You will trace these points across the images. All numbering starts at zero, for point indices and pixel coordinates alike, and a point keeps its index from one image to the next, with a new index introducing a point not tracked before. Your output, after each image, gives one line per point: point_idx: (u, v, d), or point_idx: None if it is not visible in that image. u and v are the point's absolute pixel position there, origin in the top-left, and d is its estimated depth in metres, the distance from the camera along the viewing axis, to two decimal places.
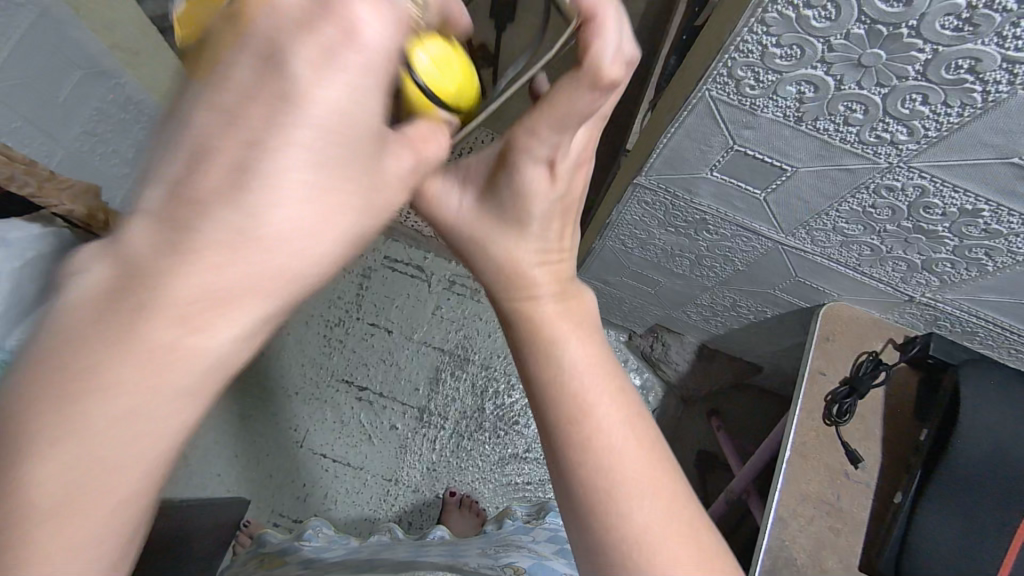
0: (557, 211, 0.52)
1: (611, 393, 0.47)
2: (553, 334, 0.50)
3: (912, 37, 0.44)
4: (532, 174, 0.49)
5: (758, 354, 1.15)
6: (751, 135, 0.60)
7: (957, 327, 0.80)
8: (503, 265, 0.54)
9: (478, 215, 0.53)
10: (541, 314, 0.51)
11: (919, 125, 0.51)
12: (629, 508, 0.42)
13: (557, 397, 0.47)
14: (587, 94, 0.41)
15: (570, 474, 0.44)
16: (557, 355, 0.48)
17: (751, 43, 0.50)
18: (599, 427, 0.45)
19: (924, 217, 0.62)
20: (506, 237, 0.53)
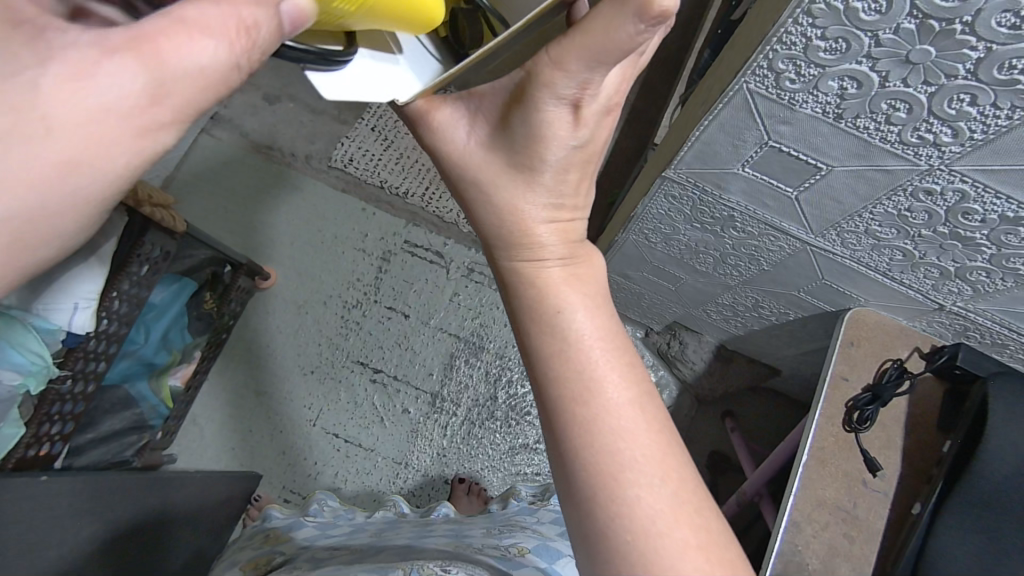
0: (577, 160, 0.51)
1: (616, 374, 0.49)
2: (560, 311, 0.51)
3: (966, 34, 0.43)
4: (555, 113, 0.47)
5: (778, 357, 1.14)
6: (787, 131, 0.59)
7: (987, 338, 0.78)
8: (510, 218, 0.54)
9: (485, 153, 0.53)
10: (547, 286, 0.52)
11: (965, 126, 0.50)
12: (634, 488, 0.45)
13: (563, 379, 0.48)
14: (632, 24, 0.39)
15: (575, 454, 0.46)
16: (564, 330, 0.50)
17: (795, 35, 0.49)
18: (607, 410, 0.47)
19: (962, 223, 0.60)
20: (514, 189, 0.53)
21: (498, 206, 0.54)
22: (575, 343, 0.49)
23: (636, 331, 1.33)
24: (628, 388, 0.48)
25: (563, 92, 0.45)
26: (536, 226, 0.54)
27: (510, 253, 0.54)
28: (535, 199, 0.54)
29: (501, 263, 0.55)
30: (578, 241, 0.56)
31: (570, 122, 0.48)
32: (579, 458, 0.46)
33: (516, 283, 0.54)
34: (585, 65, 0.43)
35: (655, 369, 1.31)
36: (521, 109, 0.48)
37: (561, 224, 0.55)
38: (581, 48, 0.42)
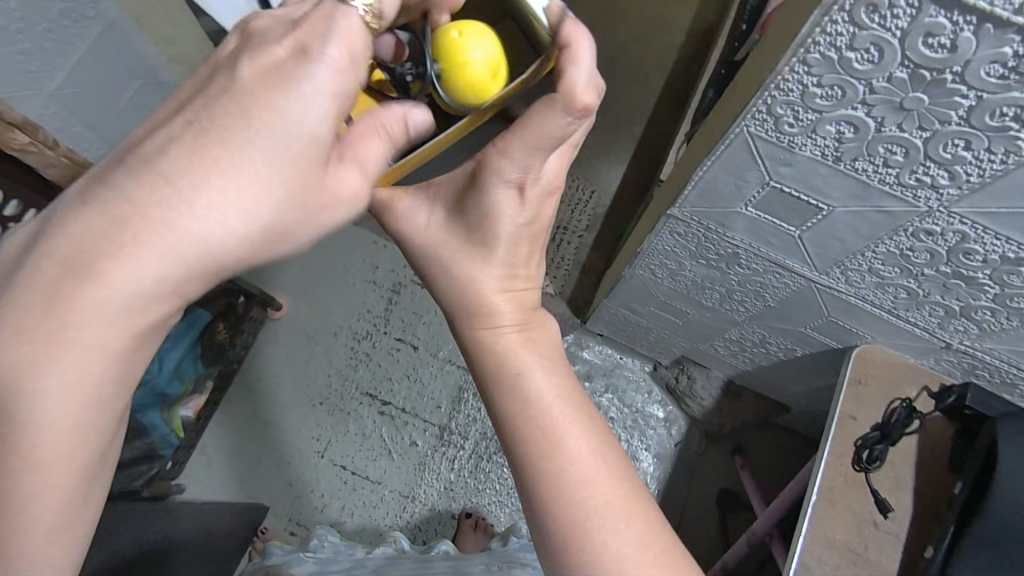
0: (525, 236, 0.55)
1: (577, 426, 0.49)
2: (518, 368, 0.52)
3: (957, 83, 0.44)
4: (502, 195, 0.52)
5: (787, 393, 1.13)
6: (788, 172, 0.60)
7: (996, 377, 0.78)
8: (469, 292, 0.56)
9: (445, 231, 0.56)
10: (505, 349, 0.53)
11: (961, 170, 0.51)
12: (603, 536, 0.44)
13: (525, 435, 0.49)
14: (562, 119, 0.45)
15: (545, 508, 0.46)
16: (520, 390, 0.51)
17: (792, 82, 0.51)
18: (569, 459, 0.47)
19: (964, 263, 0.61)
20: (470, 260, 0.56)
21: (456, 275, 0.56)
22: (533, 401, 0.50)
23: (644, 365, 1.32)
24: (586, 436, 0.49)
25: (507, 176, 0.51)
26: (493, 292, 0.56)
27: (471, 322, 0.56)
28: (491, 265, 0.55)
29: (463, 331, 0.56)
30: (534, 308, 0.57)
31: (521, 200, 0.53)
32: (550, 513, 0.46)
33: (475, 350, 0.55)
34: (528, 152, 0.49)
35: (663, 404, 1.31)
36: (473, 189, 0.53)
37: (518, 286, 0.57)
38: (522, 139, 0.48)
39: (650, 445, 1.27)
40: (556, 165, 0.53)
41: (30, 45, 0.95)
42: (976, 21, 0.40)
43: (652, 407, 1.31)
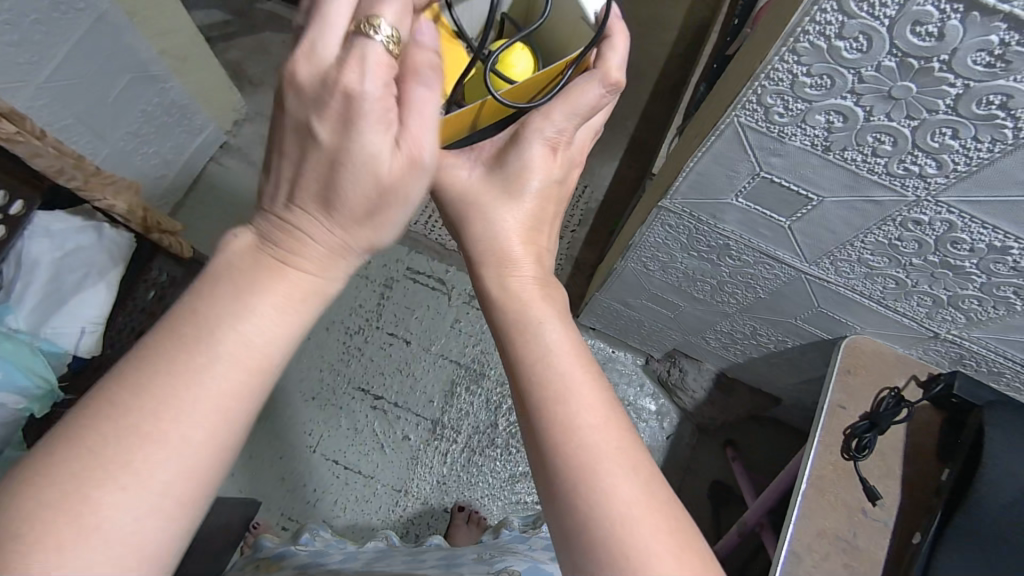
0: (551, 194, 0.56)
1: (589, 374, 0.47)
2: (536, 316, 0.50)
3: (943, 71, 0.44)
4: (535, 152, 0.54)
5: (778, 386, 1.14)
6: (778, 162, 0.60)
7: (982, 366, 0.79)
8: (493, 237, 0.55)
9: (478, 181, 0.56)
10: (527, 297, 0.52)
11: (949, 159, 0.51)
12: (610, 484, 0.42)
13: (538, 378, 0.47)
14: (598, 91, 0.51)
15: (553, 453, 0.44)
16: (538, 336, 0.49)
17: (783, 72, 0.51)
18: (581, 407, 0.45)
19: (951, 252, 0.62)
20: (498, 209, 0.55)
21: (483, 224, 0.55)
22: (551, 348, 0.48)
23: (636, 359, 1.33)
24: (597, 389, 0.47)
25: (545, 135, 0.54)
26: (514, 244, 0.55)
27: (492, 268, 0.54)
28: (513, 214, 0.55)
29: (478, 281, 0.55)
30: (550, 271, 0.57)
31: (552, 155, 0.55)
32: (559, 459, 0.44)
33: (495, 296, 0.53)
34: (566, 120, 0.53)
35: (656, 397, 1.32)
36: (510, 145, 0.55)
37: (532, 238, 0.56)
38: (563, 105, 0.52)
39: (642, 438, 1.28)
40: (587, 132, 0.57)
41: (18, 36, 0.95)
42: (962, 9, 0.40)
43: (644, 400, 1.32)
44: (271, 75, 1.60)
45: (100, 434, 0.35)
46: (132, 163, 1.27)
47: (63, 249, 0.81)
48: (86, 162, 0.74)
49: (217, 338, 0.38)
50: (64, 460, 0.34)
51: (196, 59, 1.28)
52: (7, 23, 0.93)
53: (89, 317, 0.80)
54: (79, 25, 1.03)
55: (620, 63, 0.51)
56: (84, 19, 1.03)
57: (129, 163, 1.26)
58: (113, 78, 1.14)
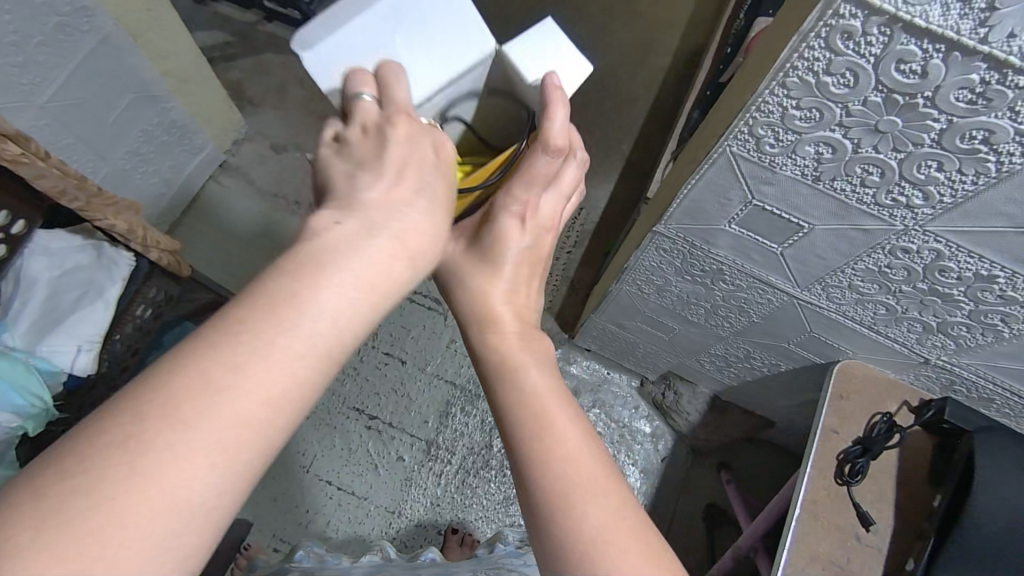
0: (525, 260, 0.58)
1: (569, 411, 0.48)
2: (517, 362, 0.52)
3: (928, 107, 0.46)
4: (507, 224, 0.56)
5: (771, 408, 1.15)
6: (769, 191, 0.62)
7: (972, 392, 0.80)
8: (477, 298, 0.57)
9: (462, 253, 0.58)
10: (507, 348, 0.54)
11: (935, 190, 0.52)
12: (588, 506, 0.43)
13: (519, 419, 0.48)
14: (545, 158, 0.54)
15: (534, 483, 0.45)
16: (518, 381, 0.50)
17: (773, 105, 0.53)
18: (557, 442, 0.46)
19: (939, 280, 0.63)
20: (476, 274, 0.57)
21: (465, 285, 0.58)
22: (529, 393, 0.49)
23: (631, 381, 1.34)
24: (575, 424, 0.48)
25: (513, 210, 0.56)
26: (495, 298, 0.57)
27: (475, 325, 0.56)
28: (494, 277, 0.57)
29: (464, 338, 0.57)
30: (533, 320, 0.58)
31: (529, 216, 0.56)
32: (539, 487, 0.45)
33: (479, 350, 0.55)
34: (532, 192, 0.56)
35: (650, 419, 1.32)
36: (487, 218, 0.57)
37: (516, 293, 0.58)
38: (522, 179, 0.55)
39: (636, 460, 1.28)
40: (559, 198, 0.58)
41: (23, 57, 0.97)
42: (943, 49, 0.42)
43: (639, 422, 1.32)
44: (271, 96, 1.62)
45: (135, 430, 0.33)
46: (133, 182, 1.27)
47: (60, 268, 0.81)
48: (88, 183, 0.75)
49: (250, 345, 0.37)
50: (99, 455, 0.32)
51: (198, 79, 1.30)
52: (13, 44, 0.95)
53: (85, 335, 0.80)
54: (83, 47, 1.05)
55: (560, 127, 0.52)
56: (89, 41, 1.05)
57: (130, 181, 1.27)
58: (115, 98, 1.16)
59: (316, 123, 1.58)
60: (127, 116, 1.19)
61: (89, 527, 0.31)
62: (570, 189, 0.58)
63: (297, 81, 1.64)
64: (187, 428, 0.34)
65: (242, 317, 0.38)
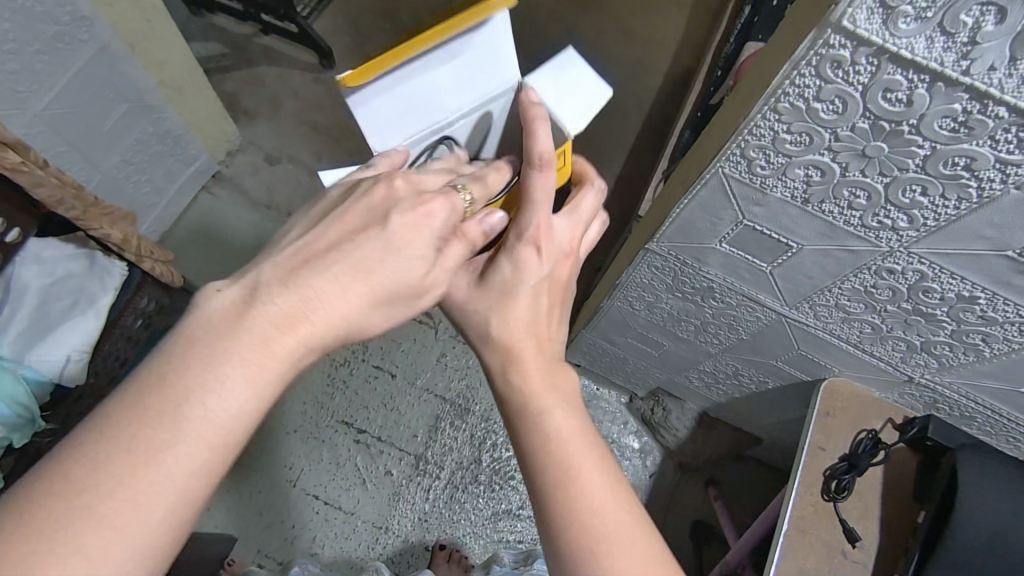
0: (545, 288, 0.59)
1: (594, 460, 0.51)
2: (540, 404, 0.54)
3: (913, 134, 0.48)
4: (522, 251, 0.57)
5: (759, 425, 1.16)
6: (760, 212, 0.64)
7: (955, 410, 0.81)
8: (499, 336, 0.58)
9: (481, 290, 0.59)
10: (532, 388, 0.55)
11: (919, 214, 0.54)
12: (609, 552, 0.47)
13: (546, 467, 0.50)
14: (538, 174, 0.54)
15: (560, 529, 0.48)
16: (543, 427, 0.52)
17: (764, 128, 0.54)
18: (582, 482, 0.49)
19: (923, 300, 0.65)
20: (496, 313, 0.59)
21: (488, 327, 0.59)
22: (553, 435, 0.52)
23: (620, 396, 1.35)
24: (598, 459, 0.51)
25: (525, 236, 0.57)
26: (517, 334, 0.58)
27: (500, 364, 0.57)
28: (513, 312, 0.58)
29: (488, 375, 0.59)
30: (556, 355, 0.60)
31: (543, 250, 0.58)
32: (566, 538, 0.48)
33: (504, 391, 0.56)
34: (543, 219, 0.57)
35: (639, 435, 1.32)
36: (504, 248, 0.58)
37: (533, 327, 0.59)
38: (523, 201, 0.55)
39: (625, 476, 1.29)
40: (573, 222, 0.60)
41: (19, 65, 0.97)
42: (928, 79, 0.44)
43: (628, 438, 1.32)
44: (266, 107, 1.63)
45: (110, 455, 0.39)
46: (125, 191, 1.27)
47: (52, 277, 0.81)
48: (86, 192, 0.75)
49: (207, 375, 0.42)
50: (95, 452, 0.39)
51: (193, 90, 1.30)
52: (10, 52, 0.95)
53: (74, 344, 0.80)
54: (79, 56, 1.05)
55: (543, 142, 0.53)
56: (86, 50, 1.06)
57: (123, 190, 1.26)
58: (110, 107, 1.16)
59: (310, 136, 1.59)
60: (121, 126, 1.19)
61: (48, 553, 0.37)
62: (586, 218, 0.61)
63: (292, 93, 1.65)
64: (136, 477, 0.39)
65: (185, 367, 0.42)
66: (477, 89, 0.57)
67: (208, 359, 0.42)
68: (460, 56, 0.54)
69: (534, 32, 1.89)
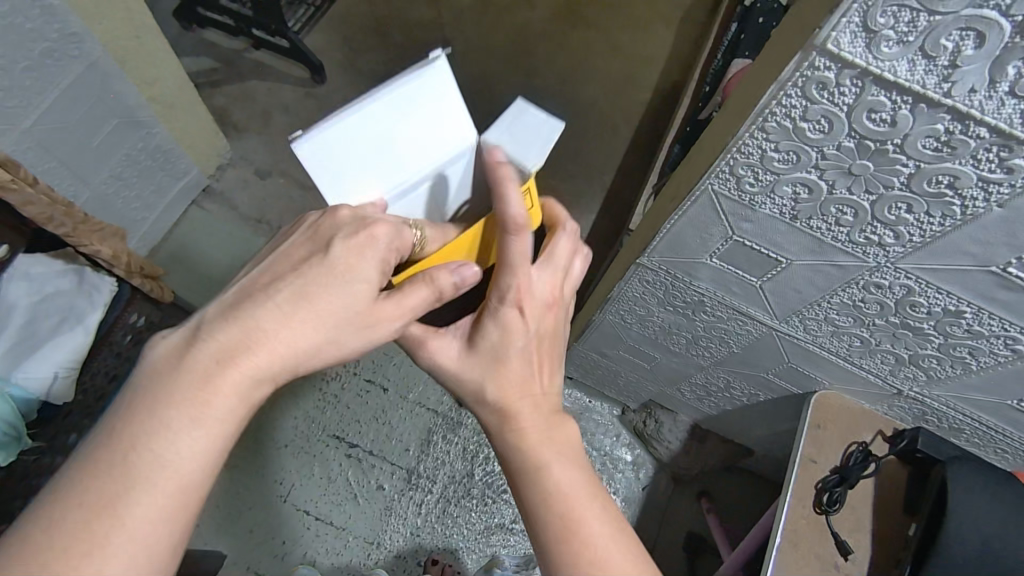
0: (534, 345, 0.60)
1: (594, 510, 0.52)
2: (540, 458, 0.55)
3: (897, 153, 0.49)
4: (507, 312, 0.58)
5: (751, 437, 1.17)
6: (749, 228, 0.64)
7: (943, 422, 0.82)
8: (494, 400, 0.59)
9: (471, 359, 0.60)
10: (530, 441, 0.56)
11: (905, 230, 0.55)
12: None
13: (549, 522, 0.51)
14: (515, 240, 0.53)
15: (560, 561, 0.50)
16: (544, 481, 0.53)
17: (752, 147, 0.55)
18: (579, 512, 0.51)
19: (910, 314, 0.65)
20: (490, 377, 0.59)
21: (483, 392, 0.59)
22: (548, 470, 0.54)
23: (612, 409, 1.35)
24: (593, 490, 0.53)
25: (510, 300, 0.57)
26: (513, 387, 0.59)
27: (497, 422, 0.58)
28: (506, 373, 0.59)
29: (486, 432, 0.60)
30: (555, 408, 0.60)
31: (527, 305, 0.58)
32: None
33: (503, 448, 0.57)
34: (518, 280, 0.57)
35: (631, 447, 1.32)
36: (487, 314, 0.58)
37: (526, 377, 0.59)
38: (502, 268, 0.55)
39: (618, 489, 1.28)
40: (549, 276, 0.60)
41: (9, 81, 0.97)
42: (911, 100, 0.44)
43: (620, 451, 1.32)
44: (257, 121, 1.63)
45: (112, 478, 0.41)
46: (115, 206, 1.27)
47: (40, 294, 0.80)
48: (76, 209, 0.74)
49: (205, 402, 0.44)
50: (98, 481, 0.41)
51: (184, 106, 1.31)
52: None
53: (63, 361, 0.80)
54: (69, 71, 1.05)
55: (516, 210, 0.52)
56: (76, 66, 1.06)
57: (112, 205, 1.26)
58: (100, 122, 1.16)
59: None
60: (111, 141, 1.19)
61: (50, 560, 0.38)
62: (560, 263, 0.61)
63: (283, 107, 1.66)
64: (100, 525, 0.40)
65: (138, 419, 0.42)
66: (432, 151, 0.57)
67: (159, 405, 0.43)
68: (413, 109, 0.54)
69: (524, 47, 1.91)
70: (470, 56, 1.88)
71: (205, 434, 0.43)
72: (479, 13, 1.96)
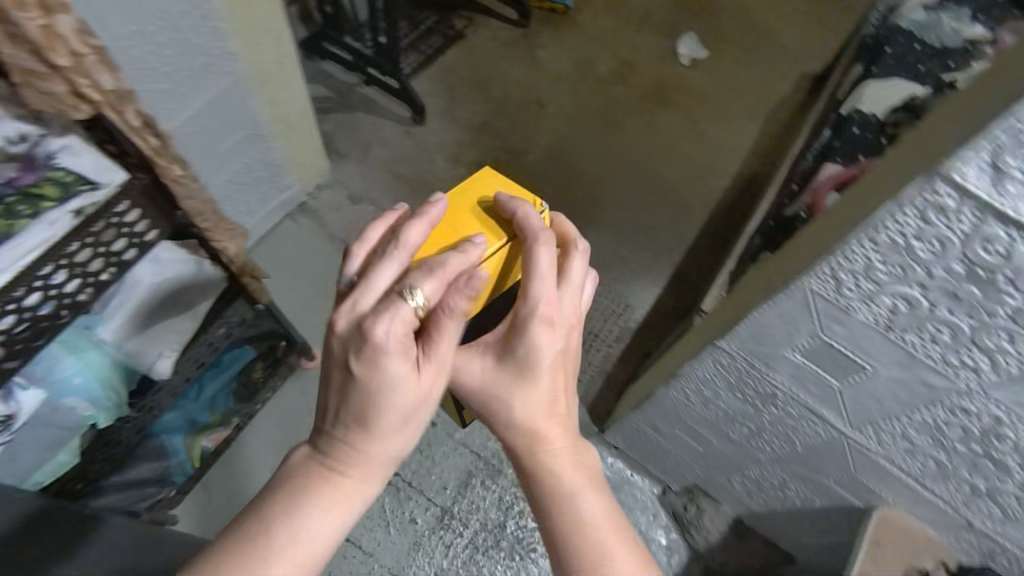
0: (557, 363, 0.63)
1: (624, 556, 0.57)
2: (570, 487, 0.60)
3: (1008, 284, 0.50)
4: (538, 331, 0.60)
5: (796, 543, 1.13)
6: (839, 330, 0.66)
7: (1014, 565, 0.79)
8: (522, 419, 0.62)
9: (496, 375, 0.62)
10: (564, 471, 0.61)
11: (1003, 359, 0.56)
12: None
13: (576, 558, 0.57)
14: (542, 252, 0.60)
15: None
16: (576, 511, 0.59)
17: (859, 256, 0.58)
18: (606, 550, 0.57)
19: (995, 446, 0.65)
20: (515, 395, 0.62)
21: (510, 409, 0.62)
22: (576, 506, 0.59)
23: (653, 487, 1.33)
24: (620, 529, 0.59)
25: (538, 313, 0.59)
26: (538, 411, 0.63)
27: (527, 446, 0.62)
28: (531, 393, 0.62)
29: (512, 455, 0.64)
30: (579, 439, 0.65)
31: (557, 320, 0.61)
32: None
33: (528, 469, 0.62)
34: (545, 289, 0.60)
35: (668, 530, 1.28)
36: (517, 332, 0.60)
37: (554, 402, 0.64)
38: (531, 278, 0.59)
39: None
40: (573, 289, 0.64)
41: (169, 85, 1.10)
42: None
43: (656, 532, 1.28)
44: (357, 151, 1.76)
45: None
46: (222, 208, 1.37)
47: (164, 276, 0.85)
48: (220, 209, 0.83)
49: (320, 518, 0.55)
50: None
51: (301, 128, 1.43)
52: (163, 74, 1.08)
53: (167, 343, 0.88)
54: (217, 85, 1.18)
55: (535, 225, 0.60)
56: (223, 81, 1.18)
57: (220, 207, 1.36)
58: (229, 132, 1.28)
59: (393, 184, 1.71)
60: (234, 149, 1.31)
61: None
62: (578, 283, 0.64)
63: (382, 142, 1.80)
64: None
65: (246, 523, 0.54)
66: None
67: (285, 505, 0.54)
68: None
69: (610, 121, 2.02)
70: (559, 123, 1.99)
71: (317, 531, 0.54)
72: (572, 85, 2.08)
